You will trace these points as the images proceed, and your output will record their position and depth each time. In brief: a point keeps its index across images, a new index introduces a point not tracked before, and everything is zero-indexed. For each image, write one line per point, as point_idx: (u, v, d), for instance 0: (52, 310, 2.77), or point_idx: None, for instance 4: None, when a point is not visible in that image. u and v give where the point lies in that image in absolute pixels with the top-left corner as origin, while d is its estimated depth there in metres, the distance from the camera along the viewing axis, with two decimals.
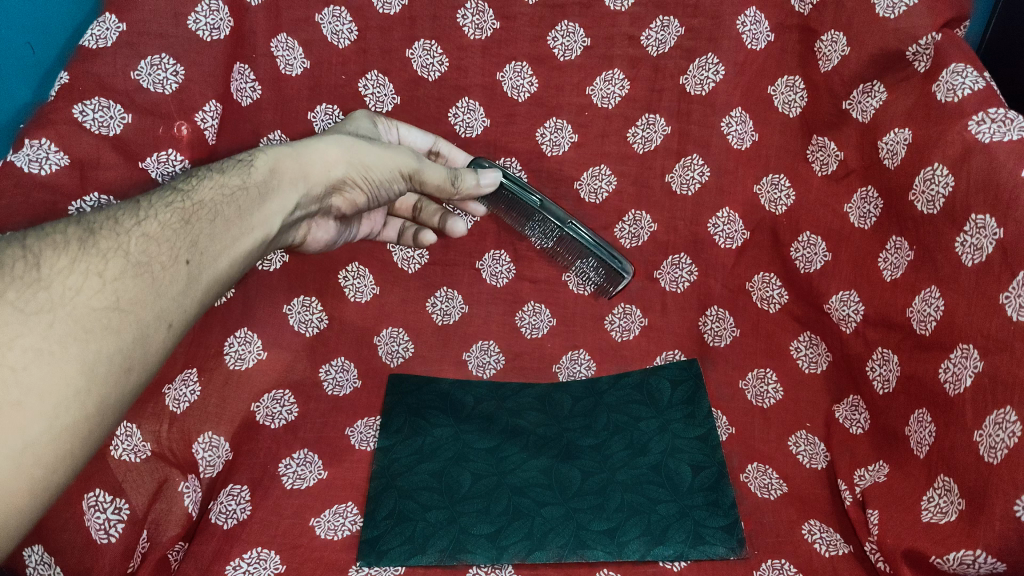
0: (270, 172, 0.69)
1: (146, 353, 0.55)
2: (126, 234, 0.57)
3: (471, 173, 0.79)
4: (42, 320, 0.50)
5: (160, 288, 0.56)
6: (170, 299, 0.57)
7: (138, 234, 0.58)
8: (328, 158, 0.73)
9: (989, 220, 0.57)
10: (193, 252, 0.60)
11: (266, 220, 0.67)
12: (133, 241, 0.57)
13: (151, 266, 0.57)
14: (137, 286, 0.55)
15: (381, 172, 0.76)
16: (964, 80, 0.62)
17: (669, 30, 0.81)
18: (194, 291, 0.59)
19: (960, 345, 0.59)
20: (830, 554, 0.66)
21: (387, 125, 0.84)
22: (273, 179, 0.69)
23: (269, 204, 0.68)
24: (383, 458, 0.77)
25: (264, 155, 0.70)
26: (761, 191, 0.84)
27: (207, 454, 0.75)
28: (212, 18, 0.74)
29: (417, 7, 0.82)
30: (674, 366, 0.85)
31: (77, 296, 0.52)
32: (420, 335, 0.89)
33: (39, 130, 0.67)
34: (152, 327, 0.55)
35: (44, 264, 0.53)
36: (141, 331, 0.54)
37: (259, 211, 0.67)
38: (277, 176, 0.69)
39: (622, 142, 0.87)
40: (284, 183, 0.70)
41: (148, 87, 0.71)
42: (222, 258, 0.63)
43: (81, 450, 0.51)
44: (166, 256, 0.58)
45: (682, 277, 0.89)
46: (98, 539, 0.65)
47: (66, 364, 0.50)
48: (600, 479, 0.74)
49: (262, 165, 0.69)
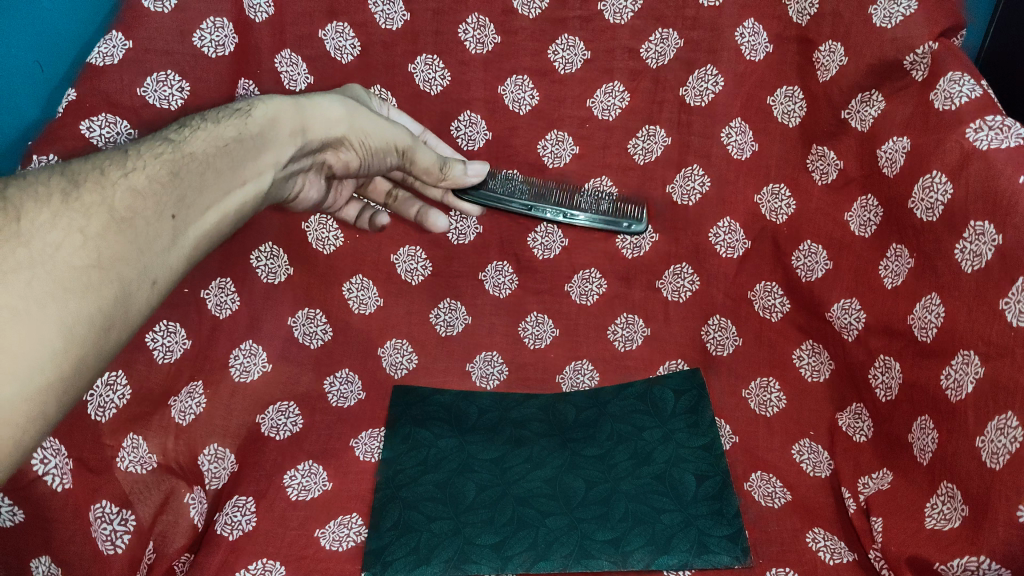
0: (267, 122, 0.67)
1: (128, 309, 0.53)
2: (112, 187, 0.55)
3: (459, 164, 0.83)
4: (21, 278, 0.48)
5: (143, 244, 0.55)
6: (155, 254, 0.56)
7: (125, 188, 0.55)
8: (330, 114, 0.72)
9: (988, 225, 0.58)
10: (179, 207, 0.58)
11: (259, 173, 0.66)
12: (119, 195, 0.55)
13: (135, 221, 0.55)
14: (121, 243, 0.53)
15: (377, 143, 0.75)
16: (962, 88, 0.62)
17: (668, 43, 0.82)
18: (176, 245, 0.58)
19: (961, 351, 0.60)
20: (835, 561, 0.66)
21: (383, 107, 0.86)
22: (270, 130, 0.67)
23: (263, 155, 0.66)
24: (388, 469, 0.77)
25: (263, 104, 0.68)
26: (762, 201, 0.84)
27: (212, 466, 0.75)
28: (217, 34, 0.75)
29: (419, 23, 0.83)
30: (678, 376, 0.85)
31: (61, 252, 0.50)
32: (424, 347, 0.90)
33: (48, 145, 0.68)
34: (137, 283, 0.54)
35: (25, 219, 0.50)
36: (124, 287, 0.53)
37: (252, 163, 0.65)
38: (275, 128, 0.68)
39: (622, 154, 0.88)
40: (281, 136, 0.68)
41: (154, 103, 0.73)
42: (209, 210, 0.61)
43: (57, 406, 0.49)
44: (151, 210, 0.56)
45: (684, 286, 0.89)
46: (104, 550, 0.65)
47: (48, 327, 0.47)
48: (604, 489, 0.74)
49: (259, 113, 0.67)
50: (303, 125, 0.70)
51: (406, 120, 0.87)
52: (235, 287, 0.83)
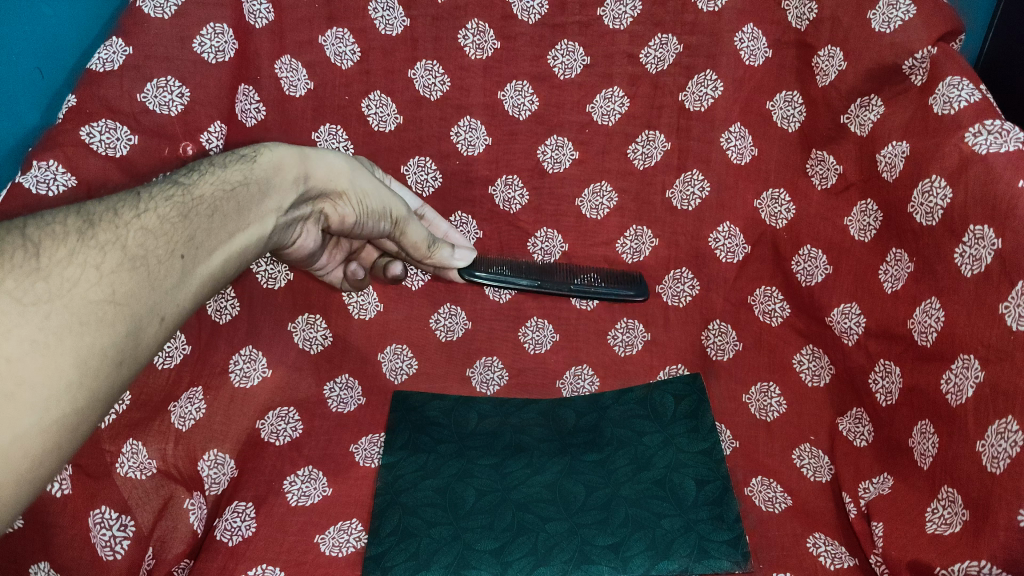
0: (272, 168, 0.64)
1: (138, 347, 0.48)
2: (126, 226, 0.51)
3: (447, 247, 0.82)
4: (39, 310, 0.43)
5: (155, 282, 0.50)
6: (164, 291, 0.50)
7: (138, 228, 0.51)
8: (332, 166, 0.70)
9: (988, 230, 0.57)
10: (190, 246, 0.54)
11: (263, 220, 0.62)
12: (131, 234, 0.51)
13: (147, 260, 0.50)
14: (134, 280, 0.48)
15: (377, 203, 0.72)
16: (961, 92, 0.63)
17: (667, 48, 0.83)
18: (184, 290, 0.53)
19: (961, 356, 0.60)
20: (835, 567, 0.65)
21: (383, 177, 0.85)
22: (274, 177, 0.64)
23: (269, 200, 0.62)
24: (388, 474, 0.77)
25: (267, 152, 0.65)
26: (761, 206, 0.84)
27: (212, 471, 0.75)
28: (217, 40, 0.74)
29: (419, 29, 0.83)
30: (678, 381, 0.85)
31: (76, 287, 0.45)
32: (424, 352, 0.90)
33: (46, 151, 0.66)
34: (147, 320, 0.49)
35: (43, 254, 0.45)
36: (138, 322, 0.48)
37: (257, 208, 0.61)
38: (278, 174, 0.64)
39: (622, 159, 0.88)
40: (285, 184, 0.65)
41: (154, 109, 0.71)
42: (213, 254, 0.56)
43: (65, 447, 0.43)
44: (163, 249, 0.51)
45: (684, 292, 0.90)
46: (104, 556, 0.65)
47: (64, 359, 0.42)
48: (605, 494, 0.74)
49: (264, 160, 0.64)
50: (305, 171, 0.67)
51: (408, 193, 0.87)
52: (235, 292, 0.83)
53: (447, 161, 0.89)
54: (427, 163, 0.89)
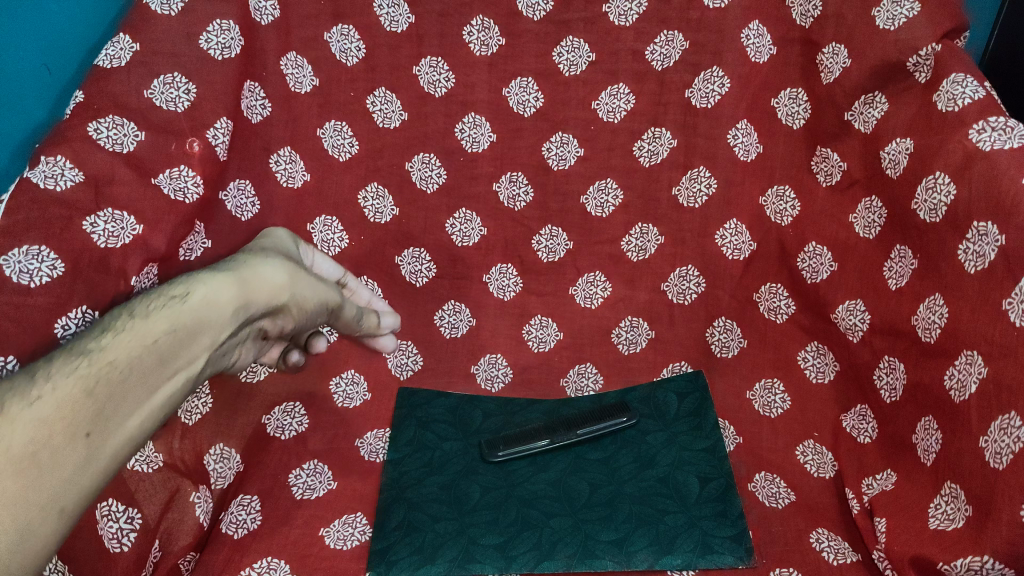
0: (206, 303, 0.56)
1: (24, 561, 0.43)
2: (13, 420, 0.44)
3: (375, 316, 0.83)
4: None
5: (44, 483, 0.44)
6: (57, 489, 0.45)
7: (28, 420, 0.45)
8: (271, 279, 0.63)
9: (991, 226, 0.58)
10: (92, 425, 0.47)
11: (192, 363, 0.55)
12: (17, 429, 0.44)
13: (35, 461, 0.44)
14: (13, 494, 0.43)
15: (313, 302, 0.68)
16: (965, 89, 0.62)
17: (673, 44, 0.83)
18: (91, 473, 0.47)
19: (965, 351, 0.60)
20: (838, 562, 0.65)
21: (307, 253, 0.81)
22: (208, 312, 0.56)
23: (200, 339, 0.55)
24: (393, 470, 0.78)
25: (198, 283, 0.57)
26: (767, 203, 0.85)
27: (218, 466, 0.75)
28: (223, 37, 0.74)
29: (425, 25, 0.83)
30: (681, 379, 0.86)
31: None
32: (429, 349, 0.91)
33: (54, 147, 0.64)
34: (32, 529, 0.43)
35: None
36: (20, 535, 0.43)
37: (185, 352, 0.54)
38: (213, 308, 0.57)
39: (627, 156, 0.88)
40: (222, 317, 0.57)
41: (160, 106, 0.70)
42: (132, 417, 0.50)
43: None
44: (56, 441, 0.45)
45: (689, 289, 0.90)
46: (111, 548, 0.63)
47: None
48: (609, 491, 0.74)
49: (196, 296, 0.56)
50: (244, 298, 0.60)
51: (330, 265, 0.83)
52: None
53: (451, 158, 0.89)
54: (431, 159, 0.89)
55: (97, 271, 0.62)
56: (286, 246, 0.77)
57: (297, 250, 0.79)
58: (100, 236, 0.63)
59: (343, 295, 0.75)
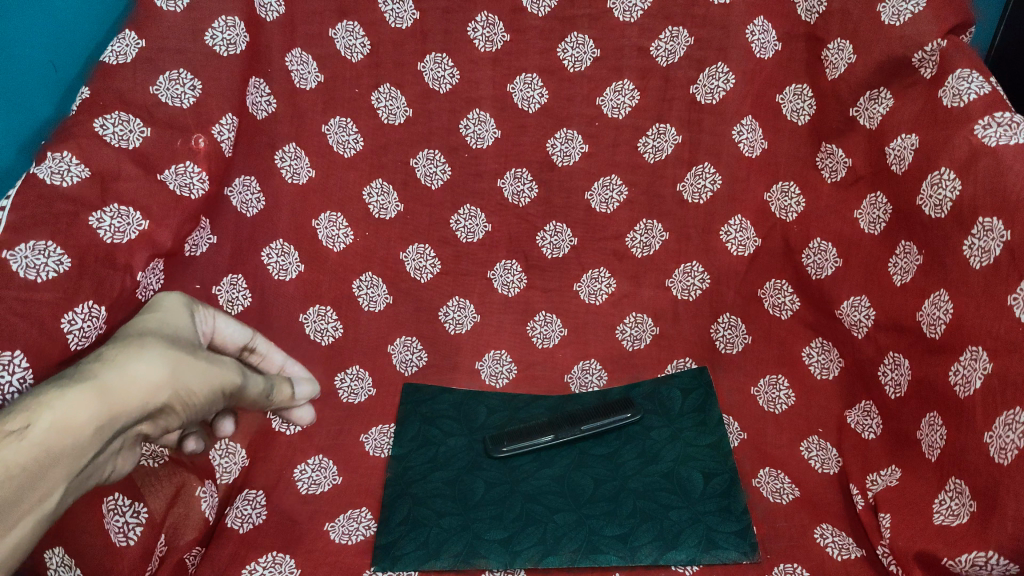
0: (55, 429, 0.46)
1: None
2: None
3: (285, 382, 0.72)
4: None
5: None
6: None
7: None
8: (145, 378, 0.53)
9: (997, 222, 0.57)
10: None
11: (43, 501, 0.45)
12: None
13: None
14: None
15: (202, 391, 0.58)
16: (970, 85, 0.63)
17: (678, 40, 0.82)
18: None
19: (970, 347, 0.60)
20: (842, 557, 0.66)
21: (206, 316, 0.68)
22: (53, 439, 0.46)
23: (50, 474, 0.46)
24: (398, 466, 0.78)
25: (41, 404, 0.47)
26: (772, 199, 0.85)
27: (223, 460, 0.74)
28: (228, 33, 0.74)
29: (430, 21, 0.83)
30: (685, 375, 0.87)
31: None
32: (433, 344, 0.91)
33: (61, 142, 0.64)
34: None
35: None
36: None
37: (36, 490, 0.45)
38: (61, 433, 0.46)
39: (632, 153, 0.88)
40: (71, 441, 0.47)
41: (166, 102, 0.71)
42: None
43: None
44: None
45: (694, 285, 0.90)
46: (117, 542, 0.60)
47: None
48: (613, 486, 0.74)
49: (38, 424, 0.46)
50: (104, 411, 0.49)
51: (234, 328, 0.70)
52: (247, 283, 0.82)
53: (456, 154, 0.89)
54: (436, 155, 0.89)
55: (105, 266, 0.62)
56: (172, 319, 0.62)
57: (195, 319, 0.66)
58: (106, 232, 0.63)
59: (241, 373, 0.65)
